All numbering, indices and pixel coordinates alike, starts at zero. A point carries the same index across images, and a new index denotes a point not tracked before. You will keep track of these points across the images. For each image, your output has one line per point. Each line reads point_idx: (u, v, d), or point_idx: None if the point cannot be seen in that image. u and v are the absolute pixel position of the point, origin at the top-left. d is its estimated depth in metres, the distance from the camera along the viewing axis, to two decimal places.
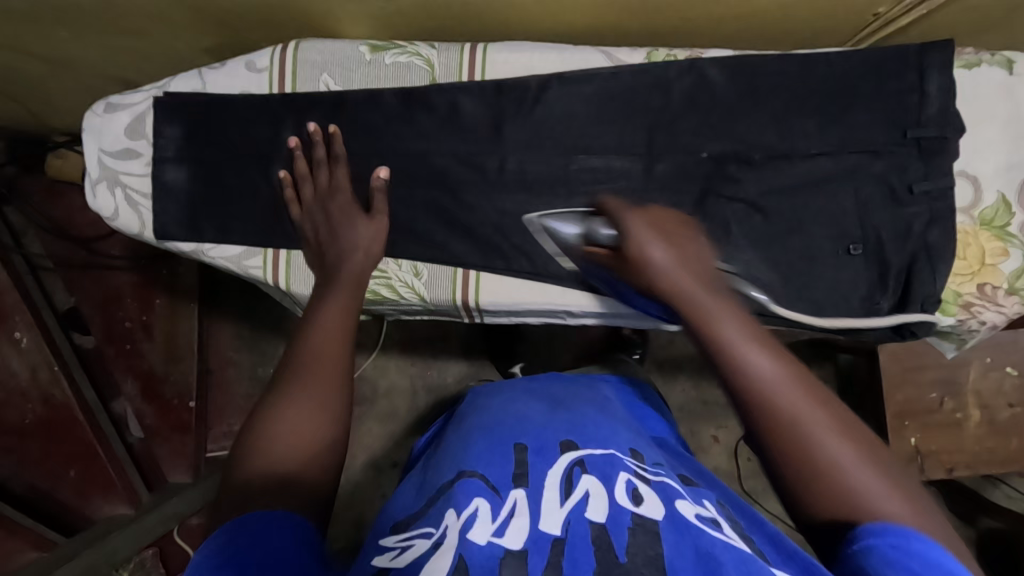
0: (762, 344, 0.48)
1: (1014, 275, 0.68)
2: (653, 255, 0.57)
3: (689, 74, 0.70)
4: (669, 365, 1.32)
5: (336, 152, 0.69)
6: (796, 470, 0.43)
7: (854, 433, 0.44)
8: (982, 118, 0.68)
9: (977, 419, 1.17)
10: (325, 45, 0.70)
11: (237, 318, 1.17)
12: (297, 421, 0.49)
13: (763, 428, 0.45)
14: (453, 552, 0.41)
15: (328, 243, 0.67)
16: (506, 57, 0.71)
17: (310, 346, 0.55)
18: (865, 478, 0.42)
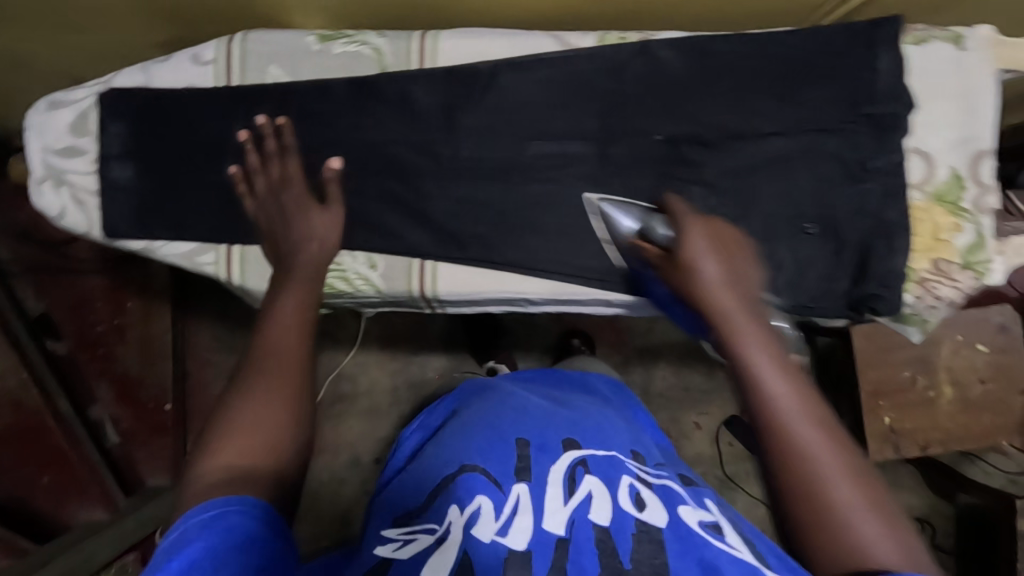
0: (785, 365, 0.43)
1: (969, 250, 0.68)
2: (702, 262, 0.51)
3: (641, 57, 0.68)
4: (649, 353, 1.34)
5: (285, 145, 0.66)
6: (802, 508, 0.40)
7: (864, 478, 0.40)
8: (933, 94, 0.69)
9: (948, 396, 1.19)
10: (272, 36, 0.69)
11: (213, 319, 1.29)
12: (254, 415, 0.42)
13: (773, 457, 0.41)
14: (456, 548, 0.43)
15: (279, 231, 0.61)
16: (456, 44, 0.69)
17: (263, 335, 0.47)
18: (870, 526, 0.39)
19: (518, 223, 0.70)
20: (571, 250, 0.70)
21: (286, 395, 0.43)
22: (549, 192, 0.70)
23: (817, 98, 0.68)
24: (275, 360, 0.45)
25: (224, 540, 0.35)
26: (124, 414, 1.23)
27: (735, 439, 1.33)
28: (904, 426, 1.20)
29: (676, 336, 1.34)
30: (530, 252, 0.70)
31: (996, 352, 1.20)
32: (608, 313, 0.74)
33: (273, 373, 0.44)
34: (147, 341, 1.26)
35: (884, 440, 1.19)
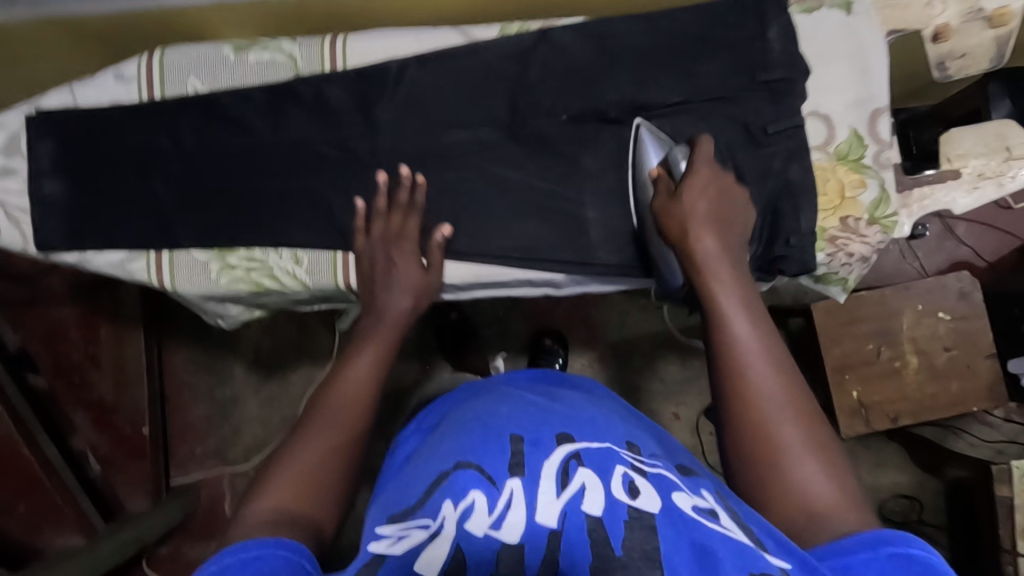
0: (754, 327, 0.55)
1: (873, 205, 0.70)
2: (693, 215, 0.62)
3: (542, 43, 0.71)
4: (622, 347, 1.35)
5: (414, 202, 0.70)
6: (743, 426, 0.51)
7: (802, 412, 0.50)
8: (827, 58, 0.71)
9: (915, 365, 1.19)
10: (187, 49, 0.72)
11: (189, 343, 1.41)
12: (311, 458, 0.53)
13: (729, 391, 0.52)
14: (449, 541, 0.42)
15: (380, 285, 0.69)
16: (365, 45, 0.72)
17: (340, 387, 0.59)
18: (795, 445, 0.49)
19: (438, 210, 0.72)
20: (491, 232, 0.72)
21: (347, 439, 0.55)
22: (464, 178, 0.72)
23: (713, 69, 0.70)
24: (344, 411, 0.57)
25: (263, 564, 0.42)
26: (102, 440, 1.30)
27: (715, 427, 1.33)
28: (873, 399, 1.20)
29: (645, 327, 1.35)
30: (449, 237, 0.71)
31: (959, 319, 1.20)
32: (535, 293, 0.77)
33: (341, 425, 0.56)
34: (120, 367, 1.31)
35: (853, 414, 1.20)
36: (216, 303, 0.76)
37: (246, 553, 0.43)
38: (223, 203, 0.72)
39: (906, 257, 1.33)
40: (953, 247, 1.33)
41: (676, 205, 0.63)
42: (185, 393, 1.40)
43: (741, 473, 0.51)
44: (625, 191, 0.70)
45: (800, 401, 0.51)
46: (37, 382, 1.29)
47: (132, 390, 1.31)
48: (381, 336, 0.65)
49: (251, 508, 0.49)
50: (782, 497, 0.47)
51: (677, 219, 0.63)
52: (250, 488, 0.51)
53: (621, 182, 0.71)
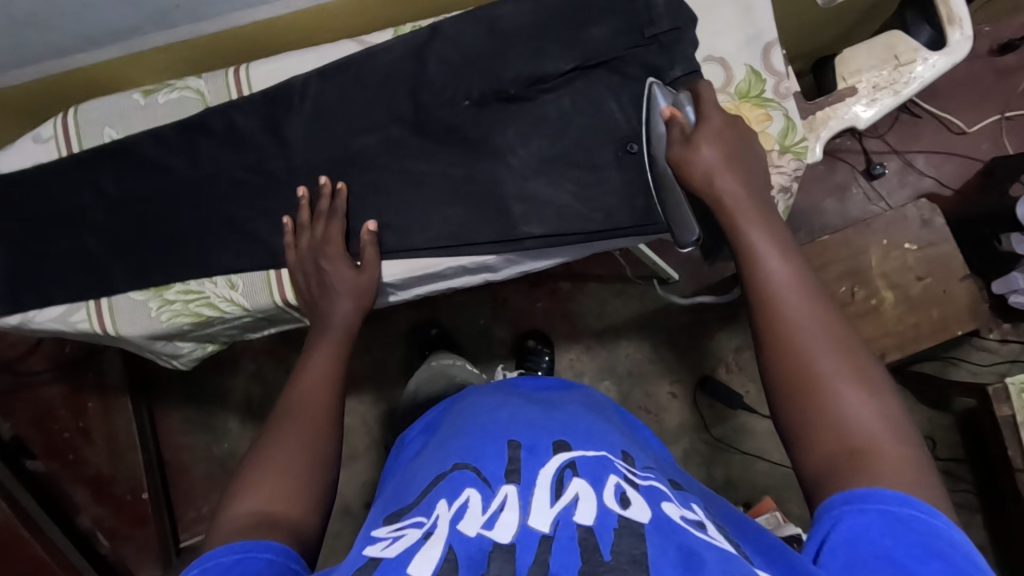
0: (788, 265, 0.54)
1: (783, 134, 0.71)
2: (702, 155, 0.63)
3: (435, 37, 0.74)
4: (607, 334, 1.36)
5: (337, 208, 0.71)
6: (776, 353, 0.50)
7: (841, 343, 0.49)
8: (710, 5, 0.73)
9: (892, 299, 1.16)
10: (99, 102, 0.75)
11: (178, 405, 1.42)
12: (276, 465, 0.54)
13: (762, 320, 0.52)
14: (442, 544, 0.42)
15: (320, 294, 0.70)
16: (266, 70, 0.75)
17: (298, 394, 0.61)
18: (827, 366, 0.48)
19: (358, 212, 0.73)
20: (416, 225, 0.73)
21: (309, 450, 0.56)
22: (382, 179, 0.74)
23: (601, 32, 0.72)
24: (305, 419, 0.58)
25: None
26: (104, 512, 1.30)
27: (713, 399, 1.32)
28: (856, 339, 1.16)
29: (626, 311, 1.35)
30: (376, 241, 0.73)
31: (926, 247, 1.18)
32: (476, 280, 0.78)
33: (294, 429, 0.57)
34: (111, 438, 1.31)
35: None
36: (165, 342, 0.76)
37: (229, 556, 0.45)
38: (152, 244, 0.74)
39: (871, 200, 1.32)
40: (915, 181, 1.33)
41: (681, 151, 0.64)
42: (182, 453, 1.41)
43: (778, 398, 0.50)
44: (537, 164, 0.73)
45: (836, 329, 0.50)
46: (36, 468, 1.31)
47: (125, 458, 1.31)
48: (331, 338, 0.67)
49: (228, 511, 0.51)
50: (822, 425, 0.46)
51: (690, 162, 0.63)
52: (227, 492, 0.53)
53: (529, 156, 0.73)
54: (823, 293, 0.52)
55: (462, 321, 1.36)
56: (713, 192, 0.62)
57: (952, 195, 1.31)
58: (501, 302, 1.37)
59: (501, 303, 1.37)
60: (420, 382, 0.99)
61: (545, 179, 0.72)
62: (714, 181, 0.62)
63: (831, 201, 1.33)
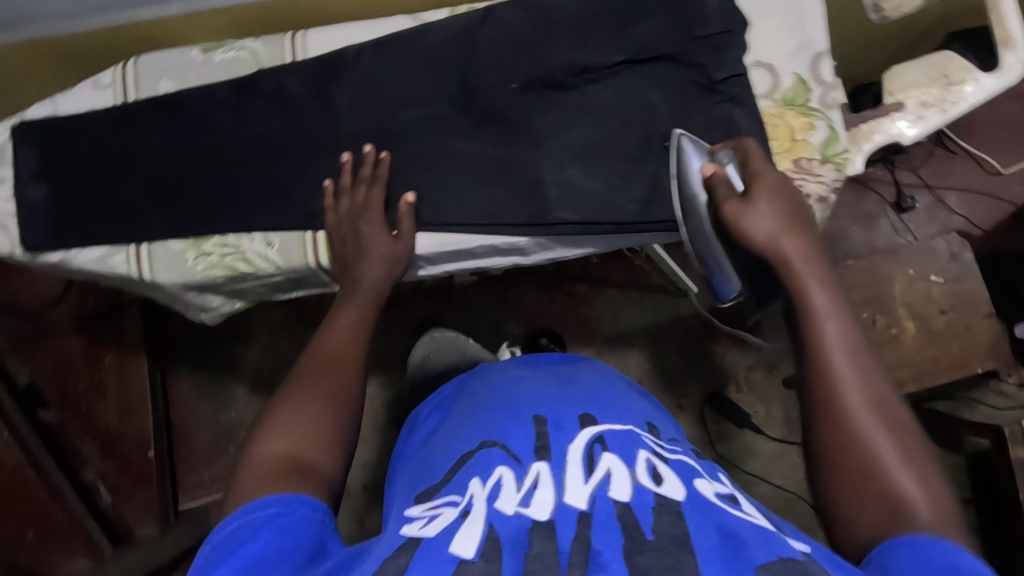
0: (847, 334, 0.51)
1: (825, 144, 0.71)
2: (755, 212, 0.59)
3: (488, 20, 0.75)
4: (620, 340, 1.36)
5: (378, 175, 0.73)
6: (830, 430, 0.49)
7: (895, 425, 0.48)
8: (763, 10, 0.74)
9: (912, 330, 1.15)
10: (159, 56, 0.77)
11: (192, 371, 1.41)
12: (303, 413, 0.55)
13: (819, 394, 0.50)
14: (482, 521, 0.42)
15: (353, 258, 0.71)
16: (321, 37, 0.77)
17: (324, 349, 0.62)
18: (881, 449, 0.47)
19: (396, 184, 0.74)
20: (454, 200, 0.74)
21: (337, 400, 0.57)
22: (423, 153, 0.75)
23: (652, 28, 0.73)
24: (332, 370, 0.59)
25: (279, 538, 0.43)
26: (109, 467, 1.33)
27: (721, 417, 1.32)
28: None
29: (640, 319, 1.36)
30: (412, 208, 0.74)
31: (951, 281, 1.17)
32: (505, 262, 0.79)
33: (322, 380, 0.58)
34: (124, 394, 1.35)
35: None
36: (196, 293, 0.78)
37: (268, 509, 0.46)
38: (194, 196, 0.75)
39: (898, 232, 1.31)
40: (946, 218, 1.32)
41: (732, 206, 0.60)
42: (192, 417, 1.39)
43: (825, 471, 0.49)
44: (576, 151, 0.73)
45: (891, 409, 0.48)
46: (47, 417, 1.33)
47: (136, 415, 1.35)
48: (356, 298, 0.67)
49: (256, 450, 0.52)
50: (870, 508, 0.46)
51: (744, 217, 0.59)
52: (253, 429, 0.55)
53: (569, 143, 0.73)
54: (878, 365, 0.51)
55: (476, 313, 1.37)
56: (775, 249, 0.57)
57: (981, 235, 1.30)
58: (517, 299, 1.38)
59: (517, 299, 1.38)
60: (430, 351, 1.00)
61: (584, 166, 0.73)
62: (773, 233, 0.57)
63: (857, 229, 1.32)
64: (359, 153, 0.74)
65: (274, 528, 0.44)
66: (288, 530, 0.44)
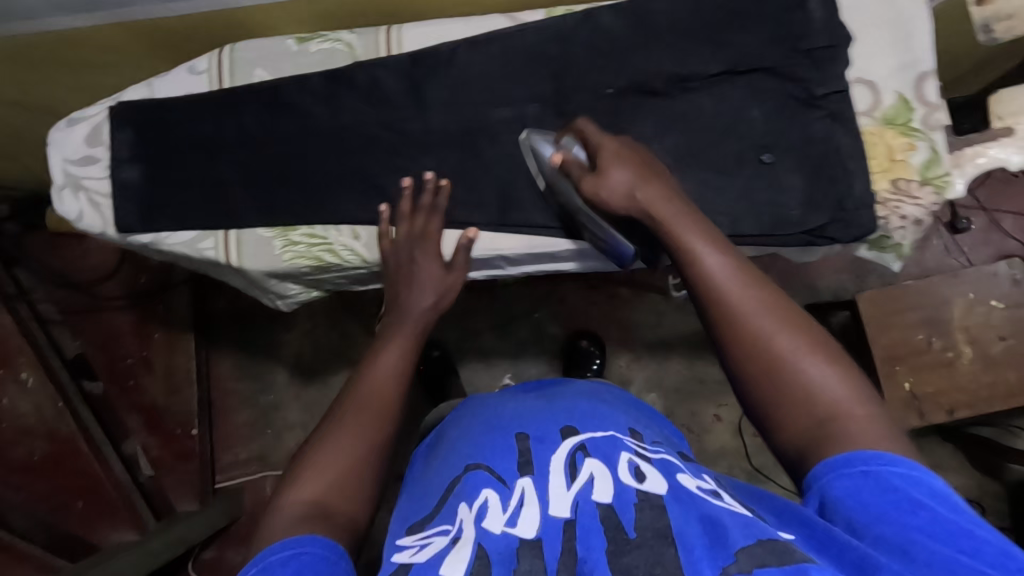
0: (725, 254, 0.53)
1: (925, 166, 0.70)
2: (616, 177, 0.62)
3: (587, 23, 0.74)
4: (660, 347, 1.35)
5: (437, 205, 0.73)
6: (732, 347, 0.50)
7: (786, 317, 0.49)
8: (869, 26, 0.73)
9: (969, 355, 1.13)
10: (255, 43, 0.77)
11: (236, 351, 1.41)
12: (337, 456, 0.52)
13: (713, 315, 0.51)
14: (471, 543, 0.43)
15: (401, 288, 0.70)
16: (416, 32, 0.77)
17: (366, 384, 0.58)
18: (784, 345, 0.48)
19: (486, 183, 0.75)
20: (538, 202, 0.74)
21: (371, 441, 0.54)
22: (512, 153, 0.75)
23: (753, 38, 0.72)
24: (371, 407, 0.56)
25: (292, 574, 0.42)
26: (153, 441, 1.35)
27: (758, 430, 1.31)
28: (926, 390, 1.12)
29: (682, 327, 1.35)
30: (499, 208, 0.74)
31: (1012, 307, 1.15)
32: (586, 267, 0.78)
33: (361, 418, 0.55)
34: (169, 370, 1.37)
35: (904, 407, 1.12)
36: (278, 281, 0.79)
37: (283, 552, 0.44)
38: (284, 186, 0.76)
39: (950, 253, 1.29)
40: (999, 241, 1.29)
41: (596, 178, 0.63)
42: (230, 398, 1.40)
43: (743, 386, 0.49)
44: (669, 159, 0.73)
45: (778, 305, 0.50)
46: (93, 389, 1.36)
47: (182, 392, 1.37)
48: (402, 329, 0.65)
49: (284, 499, 0.49)
50: (792, 405, 0.46)
51: (615, 179, 0.62)
52: (281, 480, 0.52)
53: (662, 150, 0.73)
54: (757, 269, 0.52)
55: (519, 312, 1.37)
56: (636, 206, 0.60)
57: None
58: (561, 299, 1.38)
59: (560, 300, 1.38)
60: None
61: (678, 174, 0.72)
62: (645, 180, 0.61)
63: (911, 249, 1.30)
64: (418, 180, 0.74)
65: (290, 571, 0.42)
66: (299, 573, 0.42)
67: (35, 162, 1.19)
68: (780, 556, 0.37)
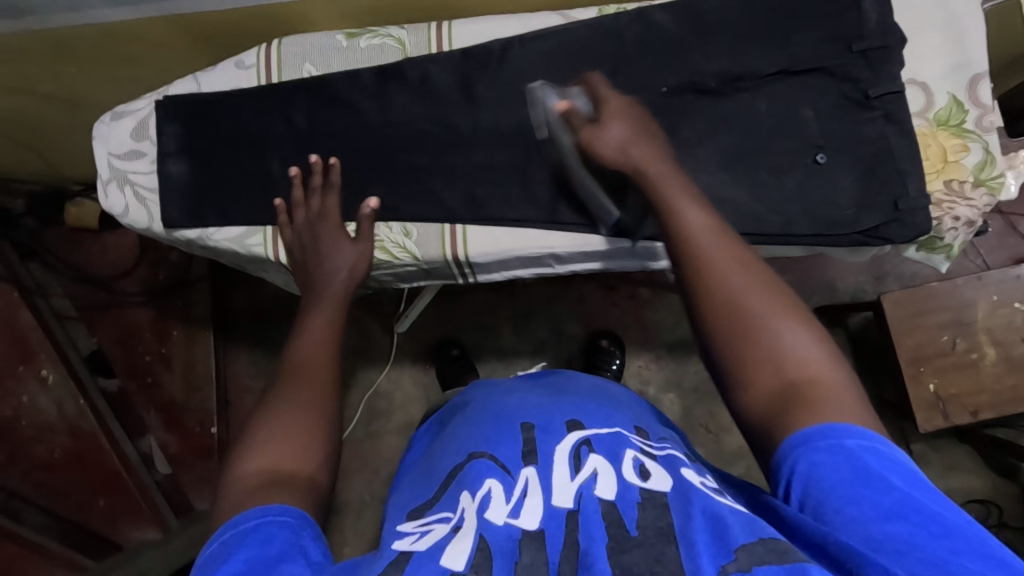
0: (707, 215, 0.53)
1: (979, 167, 0.70)
2: (612, 131, 0.62)
3: (639, 22, 0.74)
4: (679, 347, 1.35)
5: (329, 183, 0.74)
6: (705, 299, 0.49)
7: (760, 279, 0.49)
8: (921, 27, 0.73)
9: (993, 357, 1.13)
10: (303, 38, 0.77)
11: (252, 348, 1.42)
12: (286, 425, 0.52)
13: (688, 268, 0.51)
14: (471, 534, 0.41)
15: (311, 264, 0.71)
16: (467, 28, 0.76)
17: (296, 355, 0.59)
18: (756, 302, 0.47)
19: (537, 180, 0.74)
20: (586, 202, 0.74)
21: (319, 411, 0.54)
22: None
23: (807, 39, 0.72)
24: (309, 377, 0.57)
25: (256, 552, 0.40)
26: (172, 440, 1.32)
27: None
28: (950, 391, 1.12)
29: None
30: (549, 207, 0.74)
31: None
32: (635, 265, 0.78)
33: (305, 388, 0.56)
34: (189, 366, 1.34)
35: (928, 408, 1.12)
36: None
37: (247, 523, 0.43)
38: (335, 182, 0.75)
39: (967, 255, 1.30)
40: (1014, 244, 1.30)
41: (589, 131, 0.63)
42: (246, 395, 1.39)
43: (712, 340, 0.48)
44: (721, 158, 0.73)
45: (755, 268, 0.50)
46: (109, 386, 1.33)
47: (200, 391, 1.33)
48: (327, 298, 0.66)
49: (237, 470, 0.49)
50: (759, 362, 0.45)
51: (603, 139, 0.62)
52: (233, 454, 0.51)
53: (715, 149, 0.73)
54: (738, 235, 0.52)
55: (539, 312, 1.37)
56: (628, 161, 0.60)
57: None
58: (581, 297, 1.38)
59: (580, 300, 1.37)
60: None
61: (730, 175, 0.73)
62: (634, 145, 0.61)
63: None
64: (305, 165, 0.75)
65: (255, 543, 0.41)
66: (266, 546, 0.41)
67: (59, 157, 1.16)
68: (781, 555, 0.36)
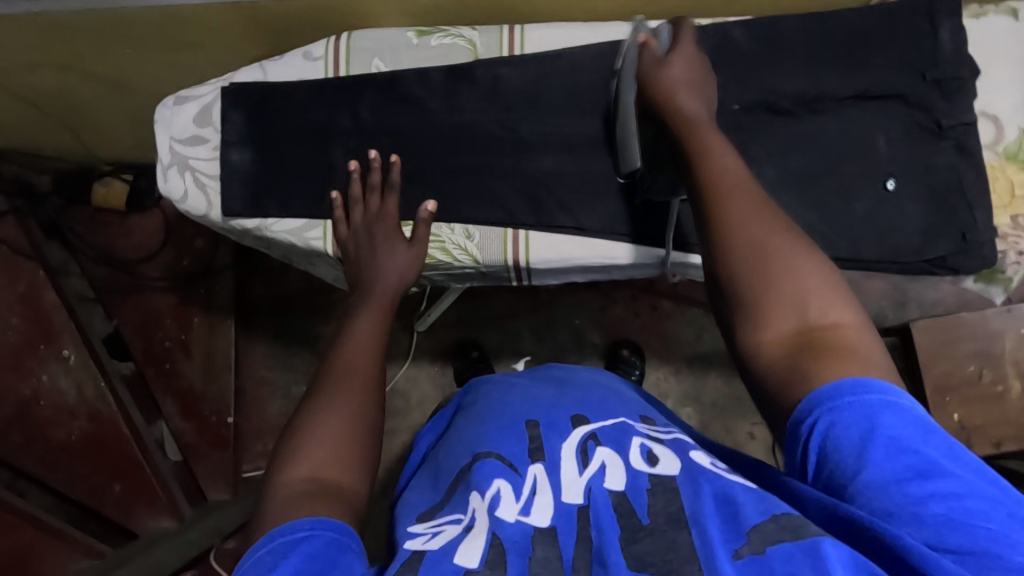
0: (737, 163, 0.53)
1: None
2: (669, 68, 0.62)
3: (715, 36, 0.74)
4: (699, 362, 1.34)
5: (390, 182, 0.73)
6: (730, 237, 0.48)
7: (789, 230, 0.48)
8: (994, 61, 0.73)
9: (1019, 390, 1.10)
10: (373, 33, 0.76)
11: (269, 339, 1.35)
12: (328, 428, 0.50)
13: (713, 209, 0.50)
14: (484, 532, 0.40)
15: (365, 262, 0.70)
16: (539, 34, 0.76)
17: (343, 360, 0.57)
18: (785, 246, 0.46)
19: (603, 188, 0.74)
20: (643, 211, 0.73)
21: (362, 414, 0.53)
22: None
23: (881, 64, 0.72)
24: (354, 380, 0.55)
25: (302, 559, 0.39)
26: (187, 428, 1.27)
27: None
28: (974, 422, 1.11)
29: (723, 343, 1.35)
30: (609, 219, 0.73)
31: None
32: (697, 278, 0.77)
33: (348, 392, 0.54)
34: (208, 355, 1.30)
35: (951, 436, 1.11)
36: None
37: (294, 535, 0.41)
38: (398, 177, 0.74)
39: None
40: None
41: (651, 64, 0.63)
42: (262, 386, 1.33)
43: (731, 278, 0.47)
44: (789, 177, 0.72)
45: (783, 221, 0.49)
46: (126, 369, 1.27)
47: (221, 380, 1.30)
48: (376, 299, 0.65)
49: (280, 478, 0.47)
50: (780, 303, 0.44)
51: (660, 74, 0.62)
52: (273, 459, 0.50)
53: (784, 167, 0.72)
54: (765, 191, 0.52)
55: (561, 319, 1.35)
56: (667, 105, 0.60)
57: None
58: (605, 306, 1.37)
59: (604, 308, 1.37)
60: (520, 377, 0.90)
61: (798, 196, 0.72)
62: (682, 91, 0.60)
63: None
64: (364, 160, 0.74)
65: (300, 557, 0.39)
66: (312, 557, 0.40)
67: (96, 137, 1.14)
68: (794, 532, 0.35)
